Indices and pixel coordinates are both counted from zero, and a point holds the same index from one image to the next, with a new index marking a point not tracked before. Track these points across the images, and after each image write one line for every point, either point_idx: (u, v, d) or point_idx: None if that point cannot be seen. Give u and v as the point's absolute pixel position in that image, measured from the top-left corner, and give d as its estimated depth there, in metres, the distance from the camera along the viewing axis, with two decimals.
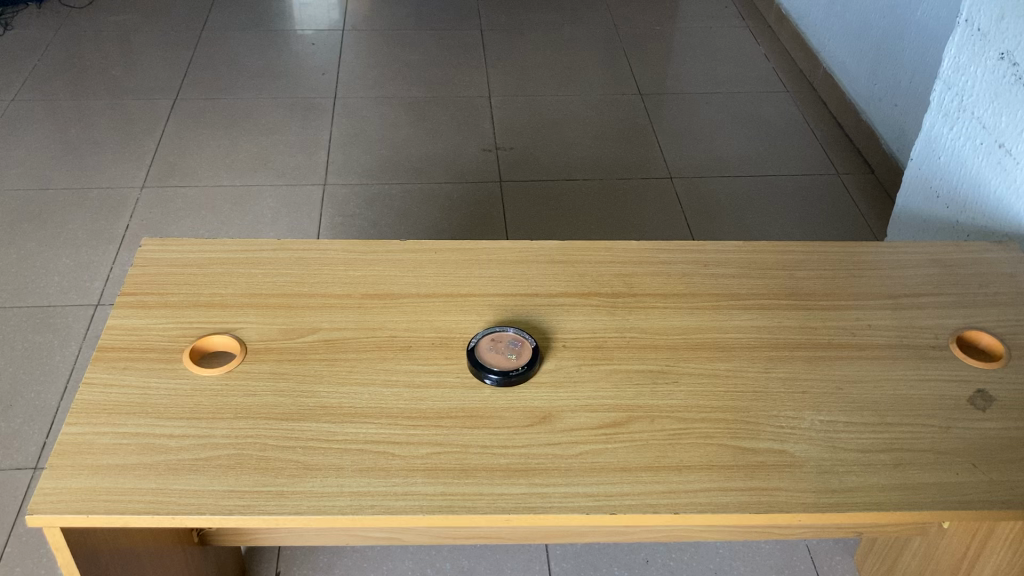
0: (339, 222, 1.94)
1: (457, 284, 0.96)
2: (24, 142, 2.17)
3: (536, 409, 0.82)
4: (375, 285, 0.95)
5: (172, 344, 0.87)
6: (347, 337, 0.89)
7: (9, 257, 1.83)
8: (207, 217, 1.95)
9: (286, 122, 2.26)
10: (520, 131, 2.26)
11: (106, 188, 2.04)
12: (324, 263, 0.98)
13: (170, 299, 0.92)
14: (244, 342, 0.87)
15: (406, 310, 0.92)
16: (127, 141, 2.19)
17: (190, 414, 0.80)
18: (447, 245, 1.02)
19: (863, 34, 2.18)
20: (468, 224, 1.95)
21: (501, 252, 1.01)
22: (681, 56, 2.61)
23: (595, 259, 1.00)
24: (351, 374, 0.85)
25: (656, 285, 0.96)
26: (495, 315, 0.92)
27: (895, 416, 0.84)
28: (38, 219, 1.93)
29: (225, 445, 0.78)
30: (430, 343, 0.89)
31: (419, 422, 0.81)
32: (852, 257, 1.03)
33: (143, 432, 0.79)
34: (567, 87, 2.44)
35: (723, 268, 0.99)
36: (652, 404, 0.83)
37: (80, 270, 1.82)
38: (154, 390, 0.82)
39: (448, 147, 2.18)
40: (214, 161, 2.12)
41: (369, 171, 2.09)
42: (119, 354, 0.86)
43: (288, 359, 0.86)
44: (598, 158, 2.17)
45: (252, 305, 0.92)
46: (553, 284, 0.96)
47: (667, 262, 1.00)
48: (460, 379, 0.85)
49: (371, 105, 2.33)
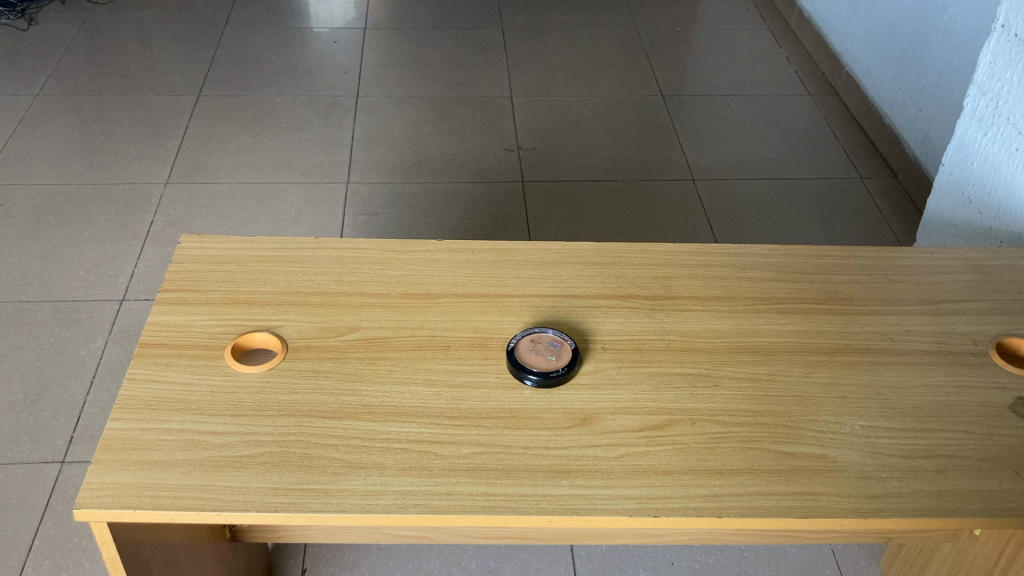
0: (363, 220, 1.94)
1: (495, 283, 0.96)
2: (47, 137, 2.18)
3: (577, 411, 0.82)
4: (413, 284, 0.95)
5: (213, 341, 0.87)
6: (387, 336, 0.89)
7: (34, 252, 1.84)
8: (232, 214, 1.96)
9: (308, 119, 2.27)
10: (542, 131, 2.26)
11: (130, 184, 2.04)
12: (362, 263, 0.98)
13: (211, 296, 0.92)
14: (285, 340, 0.88)
15: (444, 310, 0.92)
16: (151, 137, 2.20)
17: (233, 411, 0.81)
18: (484, 244, 1.02)
19: (887, 37, 2.18)
20: (491, 224, 1.95)
21: (537, 253, 1.01)
22: (703, 58, 2.61)
23: (632, 260, 1.00)
24: (391, 374, 0.85)
25: (694, 288, 0.96)
26: (533, 316, 0.92)
27: (935, 422, 0.83)
28: (63, 213, 1.94)
29: (268, 442, 0.78)
30: (469, 343, 0.89)
31: (461, 422, 0.81)
32: (887, 262, 1.03)
33: (187, 429, 0.79)
34: (589, 88, 2.44)
35: (760, 271, 0.99)
36: (693, 407, 0.83)
37: (105, 265, 1.82)
38: (196, 386, 0.83)
39: (469, 146, 2.19)
40: (237, 158, 2.13)
41: (391, 170, 2.10)
42: (160, 350, 0.86)
43: (328, 358, 0.86)
44: (621, 159, 2.16)
45: (291, 303, 0.92)
46: (589, 285, 0.96)
47: (704, 264, 1.00)
48: (501, 379, 0.85)
49: (391, 104, 2.33)
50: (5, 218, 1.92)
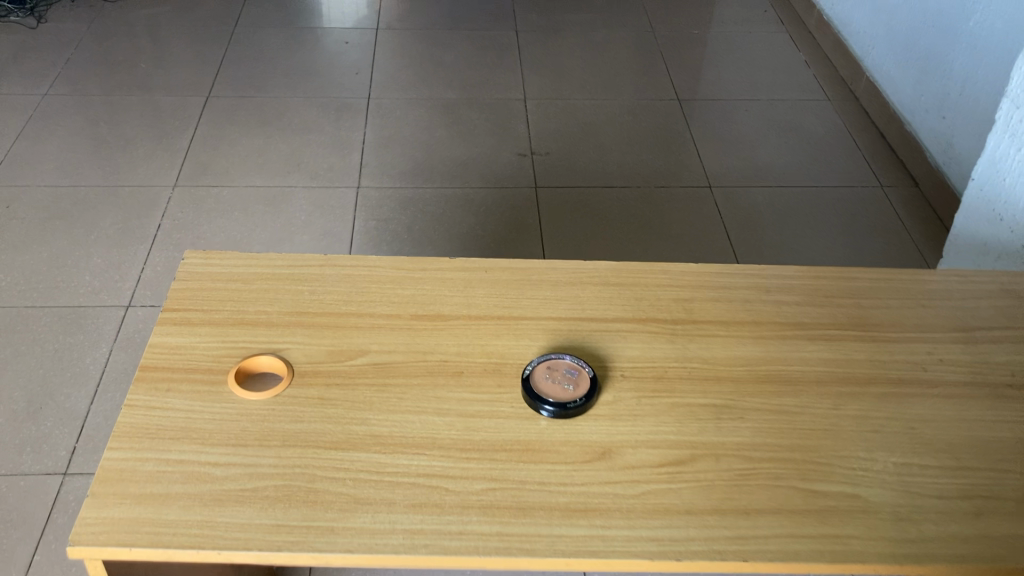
0: (373, 226, 1.91)
1: (510, 305, 0.92)
2: (56, 138, 2.15)
3: (595, 444, 0.78)
4: (424, 305, 0.92)
5: (216, 365, 0.84)
6: (397, 361, 0.85)
7: (40, 255, 1.81)
8: (240, 219, 1.92)
9: (319, 121, 2.24)
10: (556, 135, 2.22)
11: (138, 186, 2.01)
12: (371, 281, 0.94)
13: (214, 316, 0.89)
14: (290, 364, 0.84)
15: (456, 333, 0.89)
16: (160, 138, 2.17)
17: (236, 441, 0.77)
18: (498, 263, 0.98)
19: (909, 42, 2.12)
20: (504, 231, 1.91)
21: (554, 272, 0.97)
22: (720, 61, 2.56)
23: (652, 281, 0.96)
24: (401, 402, 0.81)
25: (716, 312, 0.93)
26: (549, 340, 0.88)
27: (972, 459, 0.79)
28: (70, 216, 1.92)
29: (272, 475, 0.75)
30: (482, 369, 0.85)
31: (473, 455, 0.77)
32: (918, 285, 0.98)
33: (187, 460, 0.75)
34: (604, 92, 2.39)
35: (785, 295, 0.95)
36: (716, 441, 0.79)
37: (112, 270, 1.79)
38: (198, 414, 0.79)
39: (482, 151, 2.15)
40: (247, 160, 2.10)
41: (403, 174, 2.06)
42: (161, 374, 0.82)
43: (335, 384, 0.83)
44: (637, 165, 2.12)
45: (297, 324, 0.88)
46: (608, 308, 0.92)
47: (726, 287, 0.96)
48: (516, 408, 0.81)
49: (403, 106, 2.30)
50: (10, 220, 1.89)
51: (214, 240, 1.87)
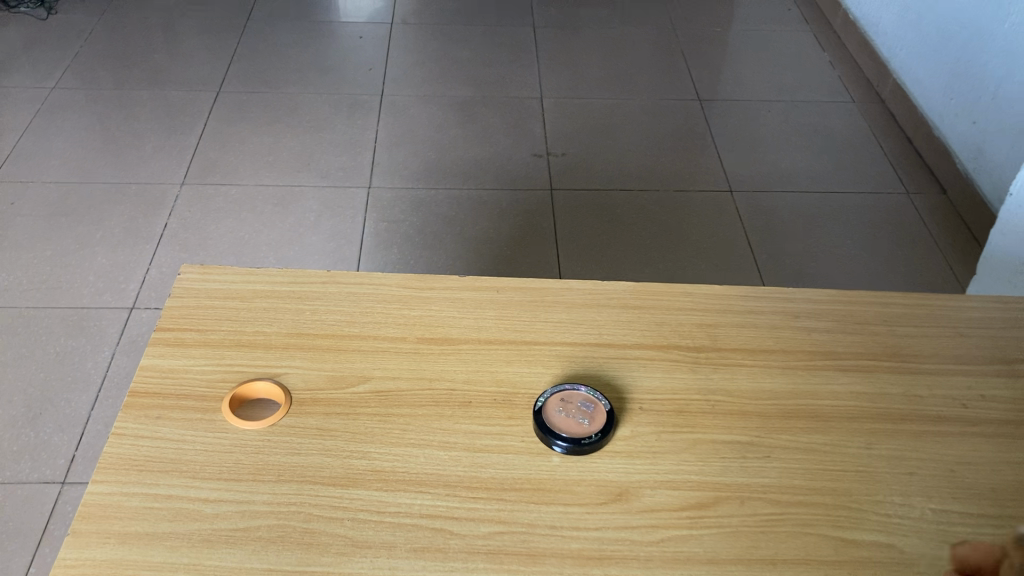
0: (384, 228, 1.85)
1: (522, 328, 0.87)
2: (63, 132, 2.11)
3: (611, 484, 0.73)
4: (432, 327, 0.87)
5: (210, 391, 0.79)
6: (401, 389, 0.80)
7: (45, 254, 1.77)
8: (249, 219, 1.88)
9: (332, 118, 2.19)
10: (573, 135, 2.16)
11: (145, 184, 1.97)
12: (376, 301, 0.89)
13: (210, 337, 0.84)
14: (289, 390, 0.79)
15: (465, 359, 0.84)
16: (168, 134, 2.13)
17: (228, 475, 0.73)
18: (511, 282, 0.93)
19: (938, 44, 2.05)
20: (519, 234, 1.85)
21: (570, 294, 0.92)
22: (742, 61, 2.49)
23: (673, 304, 0.91)
24: (405, 434, 0.76)
25: (742, 340, 0.87)
26: (563, 368, 0.83)
27: (1016, 507, 0.74)
28: (75, 213, 1.88)
29: (266, 514, 0.70)
30: (492, 399, 0.80)
31: (481, 495, 0.72)
32: (956, 313, 0.93)
33: (176, 496, 0.71)
34: (623, 91, 2.33)
35: (816, 321, 0.90)
36: (741, 483, 0.74)
37: (116, 270, 1.75)
38: (189, 445, 0.75)
39: (497, 151, 2.09)
40: (257, 158, 2.05)
41: (415, 174, 2.01)
42: (152, 401, 0.78)
43: (335, 414, 0.78)
44: (656, 168, 2.06)
45: (297, 346, 0.84)
46: (626, 333, 0.87)
47: (752, 312, 0.91)
48: (526, 443, 0.76)
49: (417, 104, 2.24)
50: (15, 218, 1.85)
51: (221, 240, 1.82)
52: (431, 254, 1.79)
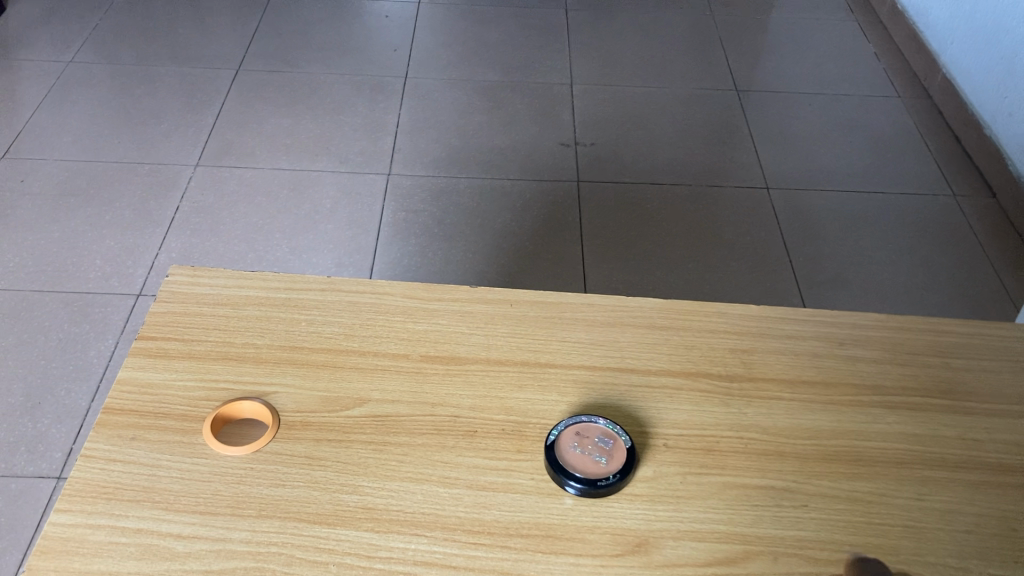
0: (401, 218, 1.78)
1: (537, 349, 0.79)
2: (78, 108, 2.05)
3: (629, 532, 0.66)
4: (437, 344, 0.79)
5: (191, 410, 0.72)
6: (400, 415, 0.73)
7: (52, 236, 1.72)
8: (263, 204, 1.81)
9: (353, 101, 2.11)
10: (602, 123, 2.06)
11: (158, 164, 1.91)
12: (378, 312, 0.82)
13: (196, 349, 0.77)
14: (277, 412, 0.72)
15: (473, 382, 0.76)
16: (183, 114, 2.06)
17: (205, 507, 0.66)
18: (527, 295, 0.85)
19: (993, 38, 1.93)
20: (543, 227, 1.76)
21: (591, 310, 0.84)
22: (783, 49, 2.38)
23: (704, 326, 0.82)
24: (402, 467, 0.69)
25: (779, 368, 0.79)
26: (580, 397, 0.75)
27: None
28: (85, 194, 1.82)
29: (243, 554, 0.63)
30: (501, 429, 0.72)
31: (482, 541, 0.65)
32: (1018, 345, 0.84)
33: (145, 530, 0.64)
34: (657, 78, 2.23)
35: (862, 350, 0.81)
36: (776, 536, 0.66)
37: (124, 254, 1.69)
38: (165, 472, 0.68)
39: (523, 139, 2.00)
40: (274, 141, 1.98)
41: (437, 162, 1.93)
42: (127, 419, 0.71)
43: (326, 441, 0.71)
44: (688, 160, 1.94)
45: (289, 361, 0.76)
46: (651, 357, 0.79)
47: (792, 336, 0.82)
48: (536, 482, 0.69)
49: (442, 88, 2.16)
50: (23, 197, 1.80)
51: (233, 226, 1.75)
52: (449, 246, 1.71)
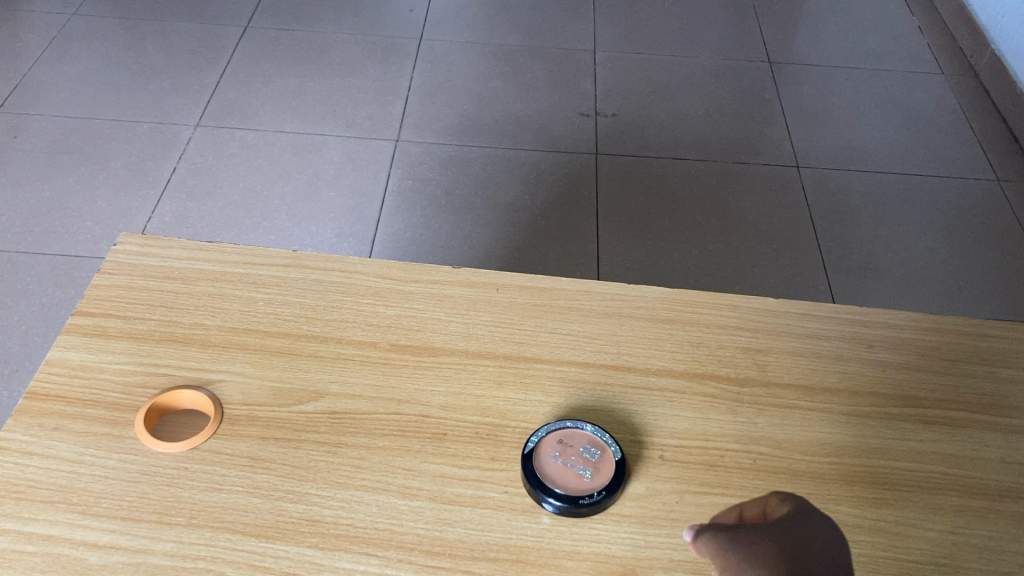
0: (408, 186, 1.66)
1: (522, 341, 0.70)
2: (79, 63, 1.93)
3: (613, 560, 0.57)
4: (410, 332, 0.70)
5: (124, 399, 0.64)
6: (359, 412, 0.64)
7: (42, 195, 1.60)
8: (264, 168, 1.68)
9: (363, 62, 1.97)
10: (626, 91, 1.93)
11: (157, 124, 1.78)
12: (346, 294, 0.73)
13: (138, 328, 0.68)
14: (221, 404, 0.64)
15: (446, 377, 0.67)
16: (187, 71, 1.93)
17: (127, 512, 0.57)
18: (515, 279, 0.76)
19: None
20: (558, 200, 1.65)
21: (587, 298, 0.74)
22: (822, 18, 2.24)
23: (714, 320, 0.73)
24: (358, 473, 0.60)
25: (798, 373, 0.69)
26: (567, 398, 0.66)
27: None
28: (80, 152, 1.70)
29: (166, 570, 0.55)
30: (474, 433, 0.63)
31: (442, 565, 0.56)
32: None
33: (57, 537, 0.56)
34: (687, 46, 2.10)
35: (893, 354, 0.71)
36: None
37: (115, 217, 1.57)
38: (87, 470, 0.59)
39: (542, 108, 1.86)
40: (279, 103, 1.84)
41: (449, 128, 1.80)
42: (51, 406, 0.63)
43: (274, 440, 0.62)
44: (716, 134, 1.82)
45: (240, 346, 0.68)
46: (652, 354, 0.70)
47: (814, 336, 0.72)
48: (510, 496, 0.60)
49: (458, 51, 2.02)
50: (14, 154, 1.68)
51: (232, 190, 1.63)
52: (457, 220, 1.59)
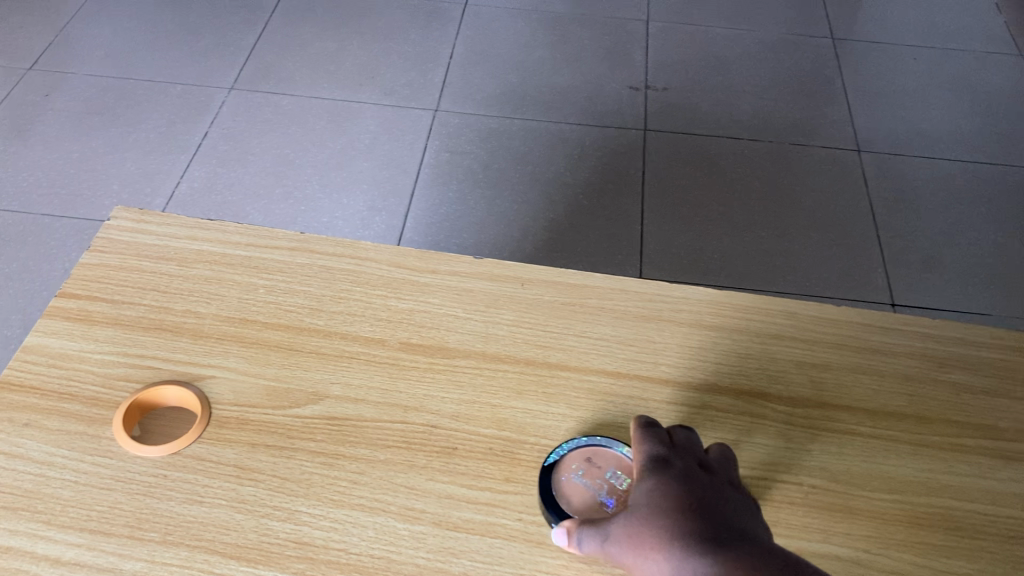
0: (445, 160, 1.57)
1: (548, 344, 0.63)
2: (114, 19, 1.84)
3: None
4: (422, 330, 0.63)
5: (104, 393, 0.58)
6: (362, 420, 0.57)
7: (71, 156, 1.52)
8: (299, 135, 1.60)
9: (405, 27, 1.87)
10: (679, 66, 1.82)
11: (192, 85, 1.69)
12: (357, 284, 0.66)
13: (126, 315, 0.62)
14: (209, 403, 0.57)
15: (460, 383, 0.60)
16: (225, 29, 1.83)
17: (95, 525, 0.51)
18: (543, 273, 0.68)
19: None
20: (602, 180, 1.55)
21: (623, 297, 0.66)
22: None
23: (764, 328, 0.65)
24: (355, 490, 0.54)
25: (859, 393, 0.61)
26: (596, 413, 0.59)
27: None
28: (111, 112, 1.61)
29: None
30: (488, 449, 0.56)
31: None
32: None
33: (17, 550, 0.50)
34: (746, 18, 1.97)
35: (971, 375, 0.63)
36: None
37: (144, 180, 1.50)
38: (56, 475, 0.53)
39: (588, 80, 1.77)
40: (317, 67, 1.75)
41: (491, 100, 1.70)
42: (23, 398, 0.57)
43: (265, 447, 0.56)
44: (774, 115, 1.71)
45: (235, 339, 0.61)
46: (693, 365, 0.62)
47: (879, 351, 0.64)
48: (524, 524, 0.53)
49: (505, 19, 1.92)
50: (44, 112, 1.60)
51: (264, 157, 1.55)
52: (493, 195, 1.51)
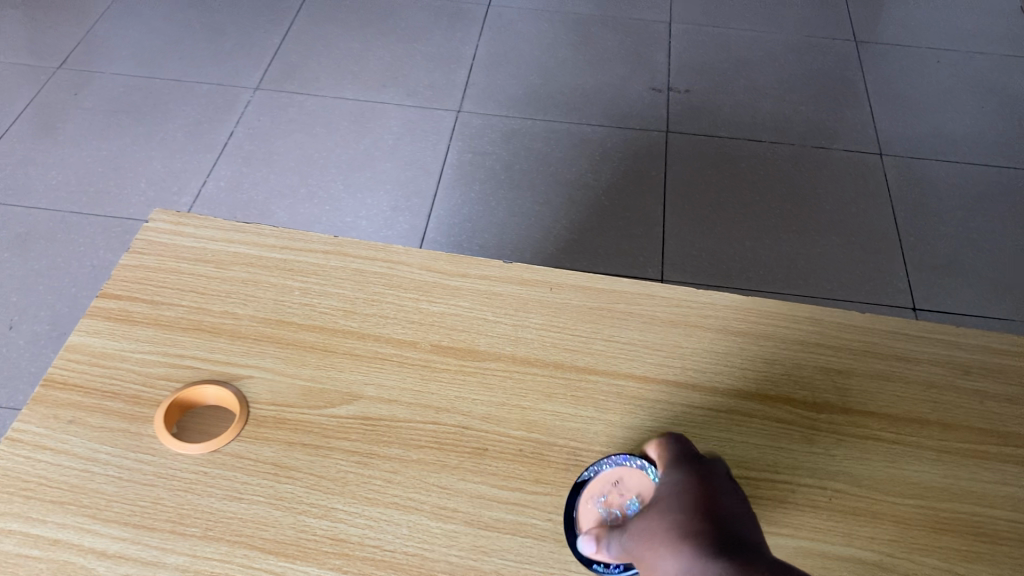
0: (467, 160, 1.59)
1: (576, 349, 0.64)
2: (140, 19, 1.87)
3: None
4: (453, 332, 0.64)
5: (145, 392, 0.59)
6: (396, 420, 0.59)
7: (99, 154, 1.55)
8: (322, 135, 1.62)
9: (428, 28, 1.88)
10: (700, 68, 1.82)
11: (218, 84, 1.71)
12: (389, 287, 0.67)
13: (165, 315, 0.64)
14: (246, 402, 0.59)
15: (491, 385, 0.61)
16: (250, 30, 1.85)
17: (139, 520, 0.53)
18: (571, 277, 0.69)
19: None
20: (623, 181, 1.56)
21: (649, 301, 0.67)
22: None
23: (789, 333, 0.66)
24: (389, 488, 0.55)
25: (883, 398, 0.62)
26: (624, 417, 0.60)
27: None
28: (138, 111, 1.64)
29: None
30: (518, 451, 0.58)
31: None
32: None
33: (64, 543, 0.52)
34: (768, 19, 1.98)
35: (993, 382, 0.63)
36: None
37: (170, 179, 1.52)
38: (100, 471, 0.55)
39: (610, 81, 1.78)
40: (340, 68, 1.77)
41: (513, 101, 1.72)
42: (67, 395, 0.59)
43: (301, 445, 0.57)
44: (796, 117, 1.71)
45: (271, 339, 0.63)
46: (719, 370, 0.63)
47: (903, 357, 0.65)
48: (553, 525, 0.54)
49: (527, 20, 1.93)
50: (73, 111, 1.63)
51: (289, 157, 1.57)
52: (514, 196, 1.52)
